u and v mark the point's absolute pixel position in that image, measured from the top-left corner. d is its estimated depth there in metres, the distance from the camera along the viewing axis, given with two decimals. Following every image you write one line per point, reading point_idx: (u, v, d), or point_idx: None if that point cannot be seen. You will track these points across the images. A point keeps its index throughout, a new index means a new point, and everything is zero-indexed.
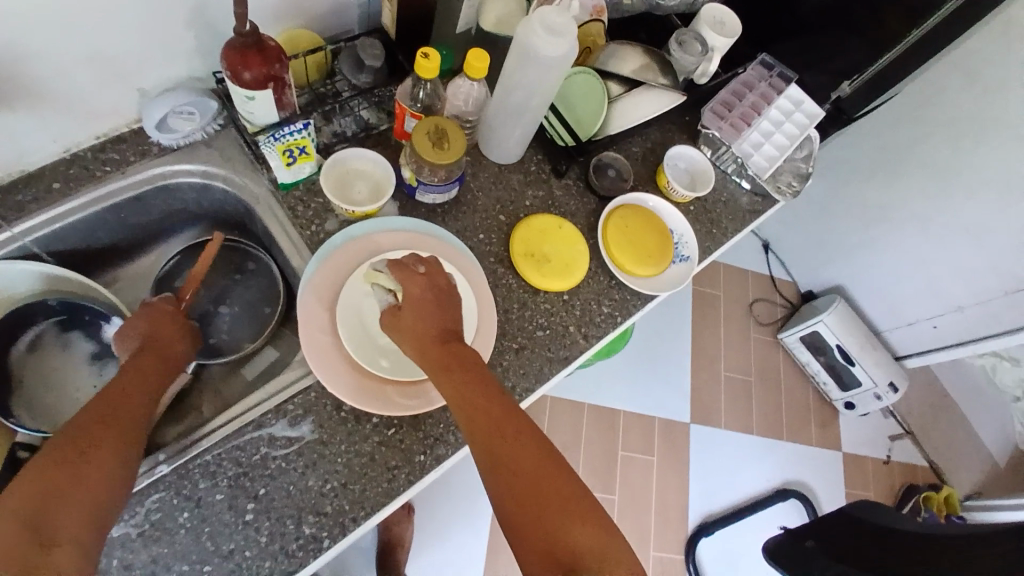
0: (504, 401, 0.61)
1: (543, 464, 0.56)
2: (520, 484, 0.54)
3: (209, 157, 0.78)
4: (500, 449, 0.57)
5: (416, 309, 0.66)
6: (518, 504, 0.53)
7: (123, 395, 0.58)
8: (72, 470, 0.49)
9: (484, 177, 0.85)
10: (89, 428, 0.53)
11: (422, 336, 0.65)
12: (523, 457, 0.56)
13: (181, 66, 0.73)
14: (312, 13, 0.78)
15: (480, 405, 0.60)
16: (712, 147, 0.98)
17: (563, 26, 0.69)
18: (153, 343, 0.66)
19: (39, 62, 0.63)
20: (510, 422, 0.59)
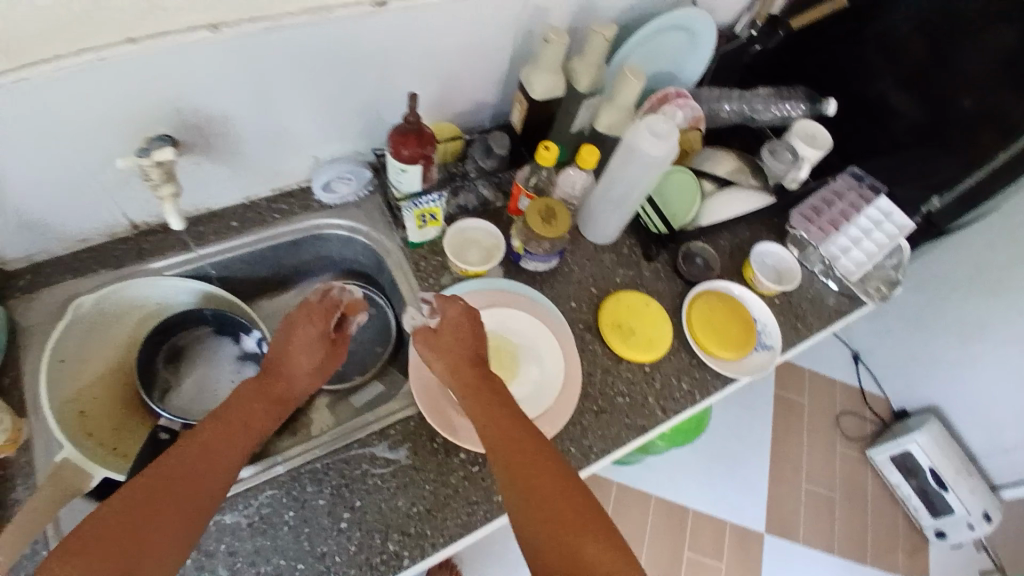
0: (522, 418, 0.67)
1: (555, 476, 0.61)
2: (534, 495, 0.60)
3: (356, 215, 0.94)
4: (517, 462, 0.62)
5: (452, 338, 0.75)
6: (532, 513, 0.59)
7: (222, 437, 0.65)
8: (157, 516, 0.56)
9: (581, 251, 0.94)
10: (185, 472, 0.60)
11: (454, 361, 0.73)
12: (543, 474, 0.61)
13: (348, 142, 0.91)
14: (455, 108, 0.95)
15: (501, 424, 0.66)
16: (800, 248, 1.03)
17: (665, 132, 0.80)
18: (276, 370, 0.75)
19: (250, 128, 0.81)
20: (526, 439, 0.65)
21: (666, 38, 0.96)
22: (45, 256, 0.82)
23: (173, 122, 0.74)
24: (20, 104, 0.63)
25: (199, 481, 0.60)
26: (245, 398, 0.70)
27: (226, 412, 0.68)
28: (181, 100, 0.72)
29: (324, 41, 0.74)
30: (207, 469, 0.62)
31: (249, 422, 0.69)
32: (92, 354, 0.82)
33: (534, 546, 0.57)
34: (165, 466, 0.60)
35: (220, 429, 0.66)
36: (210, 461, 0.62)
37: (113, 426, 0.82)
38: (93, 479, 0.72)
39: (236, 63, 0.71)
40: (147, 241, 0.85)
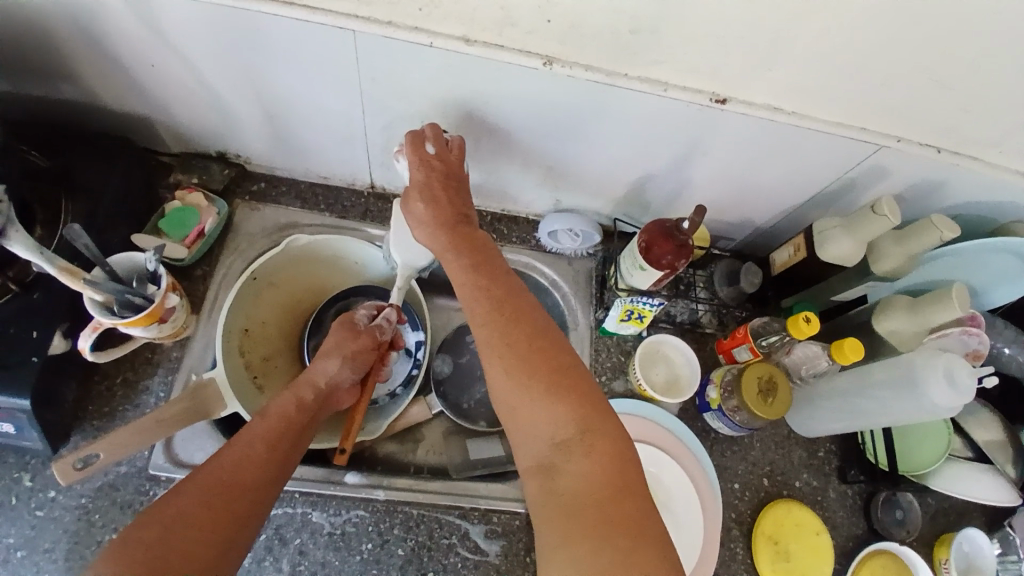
0: (510, 295, 0.62)
1: (550, 367, 0.57)
2: (524, 386, 0.57)
3: (564, 272, 0.88)
4: (499, 346, 0.59)
5: (427, 179, 0.67)
6: (523, 407, 0.56)
7: (260, 447, 0.58)
8: (190, 529, 0.50)
9: (773, 433, 0.82)
10: (219, 482, 0.54)
11: (441, 221, 0.66)
12: (541, 370, 0.57)
13: (596, 202, 0.84)
14: (719, 217, 0.85)
15: (480, 297, 0.62)
16: (1002, 549, 0.79)
17: (964, 384, 0.66)
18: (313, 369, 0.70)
19: (518, 154, 0.76)
20: (518, 322, 0.60)
21: (1002, 263, 0.76)
22: (286, 173, 0.85)
23: (455, 121, 0.72)
24: (344, 54, 0.64)
25: (237, 493, 0.54)
26: (283, 411, 0.63)
27: (262, 423, 0.61)
28: (478, 109, 0.69)
29: (637, 111, 0.67)
30: (247, 478, 0.56)
31: (286, 434, 0.61)
32: (281, 282, 0.85)
33: (527, 442, 0.56)
34: (196, 478, 0.54)
35: (254, 439, 0.59)
36: (246, 466, 0.56)
37: (264, 355, 0.84)
38: (224, 409, 0.73)
39: (544, 99, 0.67)
40: (376, 206, 0.87)
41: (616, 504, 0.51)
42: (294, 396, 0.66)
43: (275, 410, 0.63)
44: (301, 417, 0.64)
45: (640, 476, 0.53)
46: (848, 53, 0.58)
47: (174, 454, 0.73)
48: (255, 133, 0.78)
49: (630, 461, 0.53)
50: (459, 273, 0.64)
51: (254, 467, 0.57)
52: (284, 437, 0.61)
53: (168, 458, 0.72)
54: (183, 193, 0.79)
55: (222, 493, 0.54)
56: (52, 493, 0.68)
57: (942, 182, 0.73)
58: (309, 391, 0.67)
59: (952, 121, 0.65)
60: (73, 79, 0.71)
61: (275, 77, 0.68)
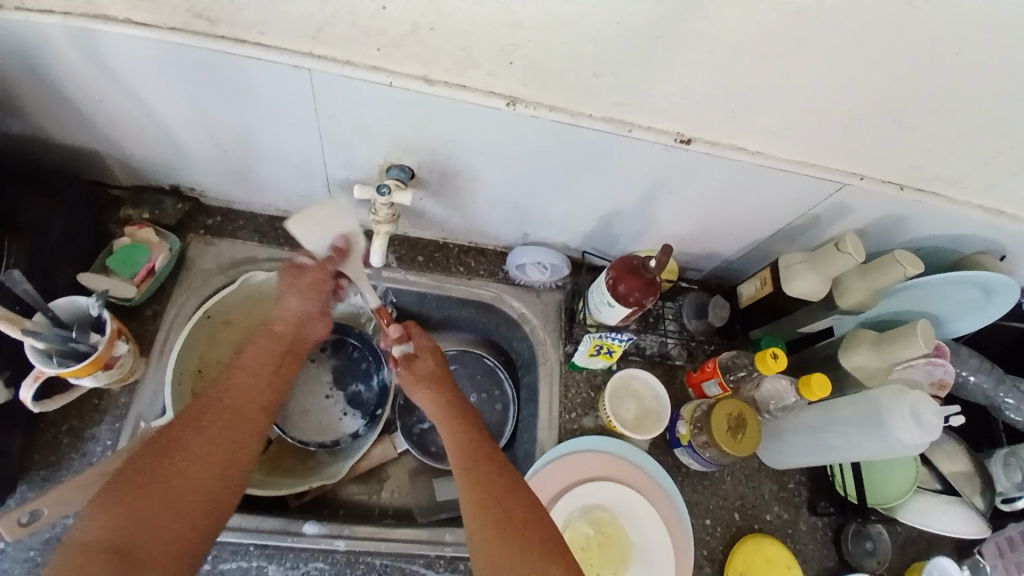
0: (500, 465, 0.62)
1: (536, 534, 0.57)
2: (508, 545, 0.57)
3: (533, 305, 0.86)
4: (487, 514, 0.58)
5: (431, 353, 0.71)
6: (505, 572, 0.56)
7: (239, 398, 0.62)
8: (174, 477, 0.56)
9: (744, 466, 0.81)
10: (196, 444, 0.58)
11: (435, 397, 0.67)
12: (528, 531, 0.57)
13: (564, 236, 0.83)
14: (688, 250, 0.84)
15: (472, 470, 0.61)
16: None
17: (930, 419, 0.66)
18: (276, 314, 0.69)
19: (484, 189, 0.75)
20: (504, 489, 0.60)
21: (963, 293, 0.77)
22: (245, 207, 0.82)
23: (417, 156, 0.70)
24: (302, 92, 0.62)
25: (207, 437, 0.59)
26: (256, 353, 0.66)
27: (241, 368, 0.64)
28: (441, 145, 0.68)
29: (603, 149, 0.66)
30: (226, 425, 0.61)
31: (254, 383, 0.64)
32: (239, 320, 0.82)
33: None
34: (178, 430, 0.59)
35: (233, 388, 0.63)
36: (224, 412, 0.61)
37: None
38: None
39: (509, 138, 0.65)
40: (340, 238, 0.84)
41: None
42: (264, 332, 0.67)
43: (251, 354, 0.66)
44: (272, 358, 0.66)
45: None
46: (811, 97, 0.58)
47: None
48: (210, 167, 0.75)
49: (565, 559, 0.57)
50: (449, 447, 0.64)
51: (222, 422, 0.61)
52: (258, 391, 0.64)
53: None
54: (133, 229, 0.76)
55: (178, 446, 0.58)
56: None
57: (903, 217, 0.73)
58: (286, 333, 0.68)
59: (911, 160, 0.65)
60: (12, 112, 0.67)
61: (230, 115, 0.66)
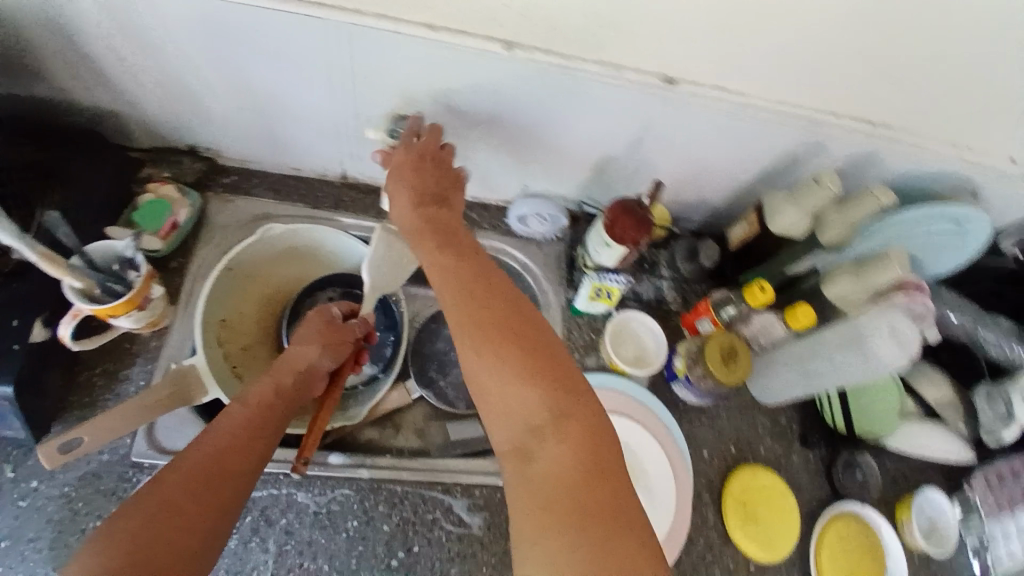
0: (483, 274, 0.63)
1: (521, 345, 0.57)
2: (501, 365, 0.56)
3: (534, 256, 0.90)
4: (471, 339, 0.58)
5: (422, 173, 0.70)
6: (495, 374, 0.56)
7: (239, 428, 0.60)
8: (184, 507, 0.52)
9: (739, 401, 0.85)
10: (198, 478, 0.54)
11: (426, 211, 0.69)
12: (524, 345, 0.57)
13: (561, 186, 0.87)
14: (679, 198, 0.89)
15: (459, 265, 0.64)
16: (964, 509, 0.86)
17: (907, 339, 0.69)
18: (282, 364, 0.70)
19: (483, 138, 0.79)
20: (503, 306, 0.60)
21: (937, 225, 0.81)
22: (258, 166, 0.87)
23: (421, 106, 0.74)
24: (310, 44, 0.65)
25: (230, 478, 0.56)
26: (262, 394, 0.65)
27: (243, 409, 0.63)
28: (443, 94, 0.71)
29: (595, 93, 0.70)
30: (236, 455, 0.58)
31: (265, 414, 0.63)
32: (256, 273, 0.85)
33: (501, 428, 0.56)
34: (184, 464, 0.55)
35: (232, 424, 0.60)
36: (231, 449, 0.58)
37: (242, 345, 0.84)
38: (206, 396, 0.73)
39: (505, 85, 0.70)
40: (349, 195, 0.88)
41: (598, 479, 0.51)
42: (274, 378, 0.67)
43: (251, 401, 0.64)
44: (278, 409, 0.65)
45: (587, 396, 0.56)
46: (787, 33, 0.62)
47: (157, 441, 0.73)
48: (225, 126, 0.79)
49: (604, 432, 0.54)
50: (442, 259, 0.65)
51: (234, 459, 0.57)
52: (256, 428, 0.62)
53: (152, 446, 0.72)
54: (156, 186, 0.80)
55: (194, 480, 0.54)
56: (35, 483, 0.69)
57: (882, 155, 0.77)
58: (288, 376, 0.69)
59: (887, 97, 0.69)
60: (40, 74, 0.71)
61: (243, 69, 0.70)
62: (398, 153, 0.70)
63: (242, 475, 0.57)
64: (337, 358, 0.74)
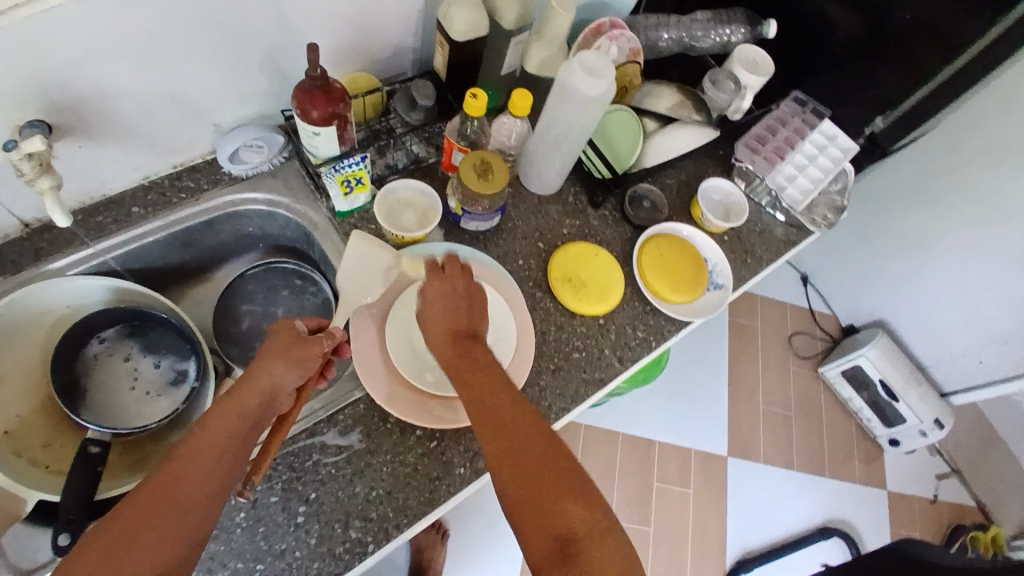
0: (514, 396, 0.62)
1: (527, 444, 0.57)
2: (526, 470, 0.55)
3: (272, 187, 0.85)
4: (501, 456, 0.57)
5: (439, 300, 0.69)
6: (520, 470, 0.55)
7: (204, 451, 0.54)
8: (147, 536, 0.48)
9: (525, 205, 0.91)
10: (158, 506, 0.50)
11: (448, 336, 0.67)
12: (530, 443, 0.57)
13: (253, 105, 0.81)
14: (371, 56, 0.86)
15: (497, 390, 0.62)
16: (747, 181, 1.01)
17: (601, 68, 0.74)
18: (247, 376, 0.61)
19: (131, 100, 0.70)
20: (526, 425, 0.59)
21: None
22: None
23: (39, 102, 0.63)
24: None
25: (198, 509, 0.52)
26: (223, 419, 0.57)
27: (206, 433, 0.55)
28: (46, 74, 0.61)
29: None
30: (202, 481, 0.53)
31: (231, 436, 0.57)
32: (3, 369, 0.73)
33: (525, 524, 0.53)
34: (149, 492, 0.51)
35: (200, 450, 0.54)
36: (193, 471, 0.53)
37: (43, 441, 0.74)
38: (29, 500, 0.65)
39: (110, 30, 0.61)
40: (44, 239, 0.76)
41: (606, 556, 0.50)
42: (240, 399, 0.59)
43: (215, 422, 0.57)
44: (248, 428, 0.58)
45: (573, 462, 0.57)
46: None
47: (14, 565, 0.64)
48: None
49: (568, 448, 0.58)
50: (473, 387, 0.62)
51: (201, 486, 0.53)
52: (224, 454, 0.55)
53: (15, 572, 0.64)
54: None
55: (155, 511, 0.50)
56: None
57: None
58: (252, 396, 0.60)
59: None
60: None
61: None
62: (427, 279, 0.71)
63: (207, 509, 0.52)
64: (305, 370, 0.65)
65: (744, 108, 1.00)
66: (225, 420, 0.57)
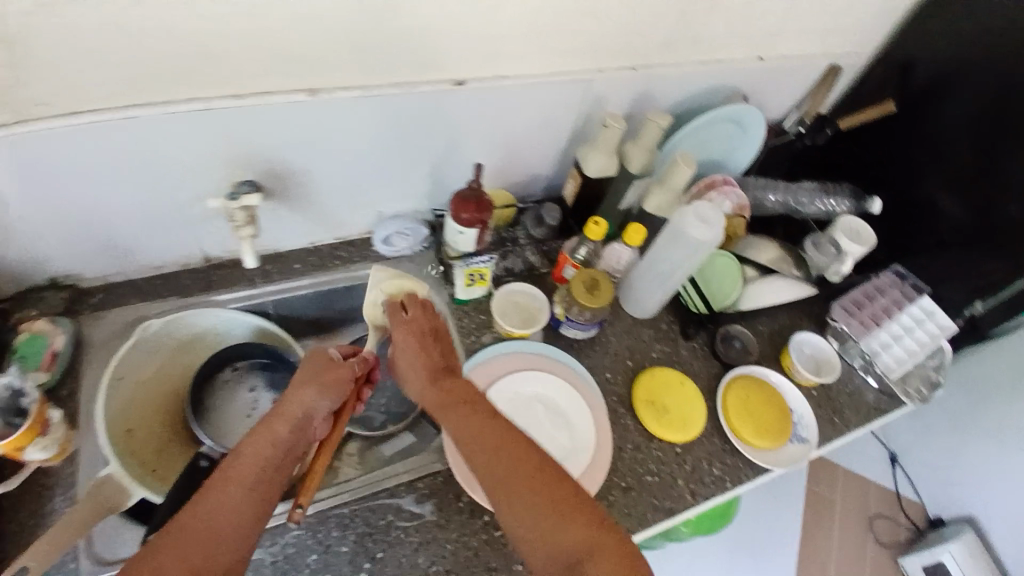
0: (514, 431, 0.66)
1: (541, 485, 0.61)
2: (535, 510, 0.59)
3: (408, 269, 0.98)
4: (507, 501, 0.61)
5: (410, 331, 0.78)
6: (532, 525, 0.59)
7: (240, 480, 0.58)
8: (195, 561, 0.52)
9: (621, 324, 0.98)
10: (199, 537, 0.53)
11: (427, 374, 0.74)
12: (536, 478, 0.61)
13: (410, 201, 0.97)
14: (513, 177, 1.01)
15: (494, 434, 0.66)
16: (840, 342, 1.03)
17: (713, 217, 0.84)
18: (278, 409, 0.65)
19: (322, 182, 0.87)
20: (532, 465, 0.63)
21: (720, 129, 1.00)
22: (124, 277, 0.88)
23: (261, 170, 0.81)
24: (138, 141, 0.71)
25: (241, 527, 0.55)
26: (256, 448, 0.61)
27: (239, 465, 0.59)
28: (272, 151, 0.79)
29: (403, 110, 0.80)
30: (242, 505, 0.57)
31: (264, 464, 0.60)
32: (148, 376, 0.87)
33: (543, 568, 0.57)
34: (188, 526, 0.54)
35: (235, 480, 0.58)
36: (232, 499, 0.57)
37: (156, 447, 0.85)
38: (130, 498, 0.75)
39: (323, 124, 0.78)
40: (217, 274, 0.92)
41: None
42: (272, 432, 0.63)
43: (247, 455, 0.60)
44: (281, 455, 0.62)
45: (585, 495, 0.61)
46: (528, 15, 0.76)
47: (99, 556, 0.72)
48: (77, 247, 0.81)
49: (597, 505, 0.61)
50: (477, 425, 0.67)
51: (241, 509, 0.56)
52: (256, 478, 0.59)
53: (95, 560, 0.71)
54: (27, 324, 0.79)
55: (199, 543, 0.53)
56: None
57: (650, 89, 0.93)
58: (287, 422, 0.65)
59: (627, 40, 0.85)
60: None
61: (77, 187, 0.73)
62: (396, 331, 0.78)
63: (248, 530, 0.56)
64: (337, 392, 0.70)
65: (844, 273, 1.04)
66: (258, 450, 0.61)
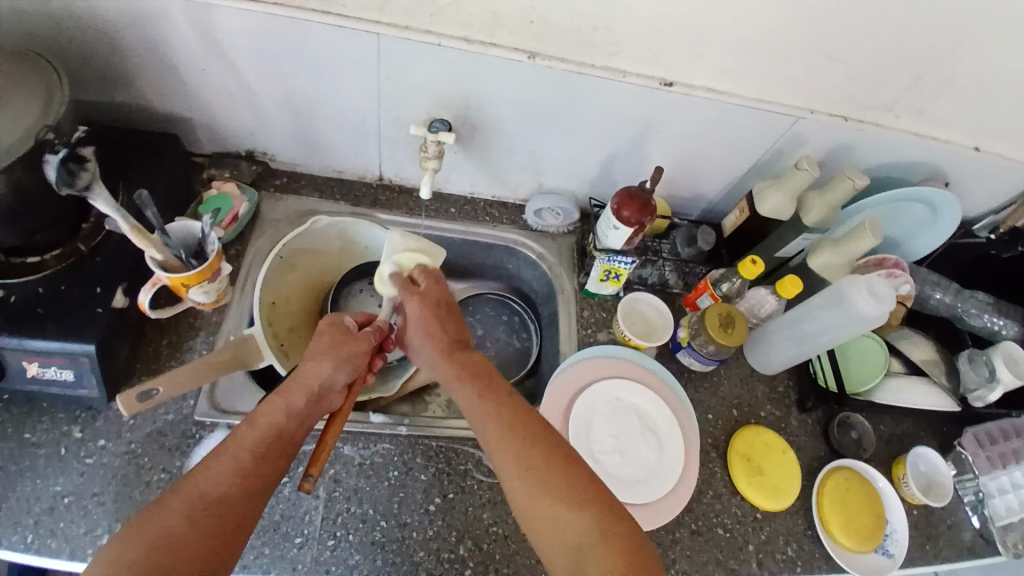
0: (522, 410, 0.67)
1: (559, 465, 0.63)
2: (539, 489, 0.61)
3: (548, 246, 1.01)
4: (516, 467, 0.62)
5: (418, 300, 0.76)
6: (538, 502, 0.60)
7: (251, 443, 0.60)
8: (201, 521, 0.54)
9: (737, 369, 0.96)
10: (207, 496, 0.56)
11: (438, 336, 0.75)
12: (547, 460, 0.63)
13: (573, 183, 0.98)
14: (677, 192, 1.00)
15: (500, 412, 0.67)
16: (958, 470, 0.95)
17: (885, 296, 0.78)
18: (295, 379, 0.67)
19: (504, 140, 0.90)
20: (539, 445, 0.64)
21: (910, 209, 0.95)
22: (306, 169, 0.97)
23: (457, 112, 0.85)
24: (367, 55, 0.77)
25: (249, 493, 0.57)
26: (269, 417, 0.63)
27: (251, 431, 0.61)
28: (473, 98, 0.83)
29: (604, 95, 0.82)
30: (250, 469, 0.59)
31: (275, 432, 0.62)
32: (302, 262, 0.95)
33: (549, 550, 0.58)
34: (199, 484, 0.56)
35: (243, 444, 0.60)
36: (241, 463, 0.59)
37: (290, 326, 0.94)
38: (260, 361, 0.81)
39: (528, 86, 0.81)
40: (384, 194, 0.99)
41: None
42: (287, 400, 0.65)
43: (263, 419, 0.63)
44: (296, 424, 0.64)
45: (599, 484, 0.62)
46: (763, 37, 0.74)
47: (217, 402, 0.81)
48: (281, 131, 0.90)
49: (611, 496, 0.61)
50: (476, 402, 0.68)
51: (250, 474, 0.58)
52: (267, 442, 0.61)
53: (212, 403, 0.80)
54: (219, 184, 0.91)
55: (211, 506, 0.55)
56: (119, 429, 0.76)
57: (852, 146, 0.89)
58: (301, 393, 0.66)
59: (852, 90, 0.81)
60: (122, 84, 0.82)
61: (304, 79, 0.81)
62: (407, 300, 0.77)
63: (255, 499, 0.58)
64: (354, 368, 0.71)
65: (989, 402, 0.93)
66: (272, 417, 0.63)
